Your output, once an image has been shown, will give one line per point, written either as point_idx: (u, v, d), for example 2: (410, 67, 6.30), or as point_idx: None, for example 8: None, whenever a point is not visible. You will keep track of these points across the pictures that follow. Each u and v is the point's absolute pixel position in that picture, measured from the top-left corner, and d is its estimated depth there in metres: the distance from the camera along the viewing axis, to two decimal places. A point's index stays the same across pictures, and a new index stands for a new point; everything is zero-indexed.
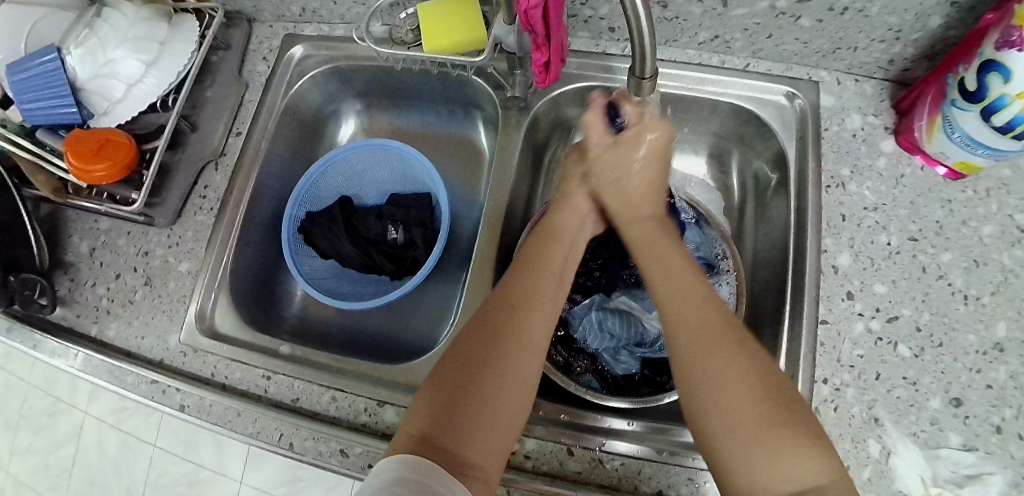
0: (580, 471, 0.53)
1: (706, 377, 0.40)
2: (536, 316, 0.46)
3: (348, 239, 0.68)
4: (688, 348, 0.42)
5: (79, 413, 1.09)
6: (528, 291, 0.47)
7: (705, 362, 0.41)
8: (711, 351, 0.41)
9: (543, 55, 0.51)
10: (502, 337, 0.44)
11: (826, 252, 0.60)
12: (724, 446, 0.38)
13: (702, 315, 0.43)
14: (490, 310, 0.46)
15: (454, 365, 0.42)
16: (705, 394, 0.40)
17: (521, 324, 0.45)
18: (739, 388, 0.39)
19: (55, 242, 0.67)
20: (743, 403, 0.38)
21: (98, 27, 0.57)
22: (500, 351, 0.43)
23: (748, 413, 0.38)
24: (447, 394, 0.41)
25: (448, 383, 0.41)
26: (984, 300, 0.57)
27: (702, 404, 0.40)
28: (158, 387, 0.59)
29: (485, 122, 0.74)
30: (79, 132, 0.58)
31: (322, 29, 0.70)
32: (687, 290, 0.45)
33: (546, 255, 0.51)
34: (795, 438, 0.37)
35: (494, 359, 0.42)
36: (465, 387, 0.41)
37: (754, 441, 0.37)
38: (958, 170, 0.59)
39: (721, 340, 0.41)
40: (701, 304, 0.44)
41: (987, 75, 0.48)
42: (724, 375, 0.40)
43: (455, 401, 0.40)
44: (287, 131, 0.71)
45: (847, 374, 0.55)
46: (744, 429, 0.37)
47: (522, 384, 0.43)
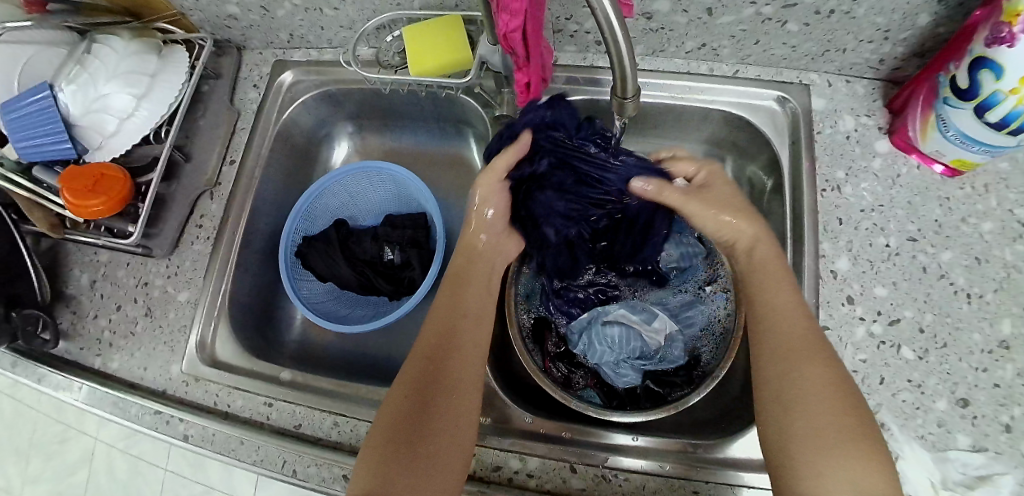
0: (584, 488, 0.52)
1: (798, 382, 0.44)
2: (462, 362, 0.50)
3: (344, 262, 0.68)
4: (778, 359, 0.46)
5: (89, 439, 1.10)
6: (451, 339, 0.51)
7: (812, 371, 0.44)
8: (807, 362, 0.45)
9: (525, 76, 0.52)
10: (431, 389, 0.47)
11: (824, 257, 0.59)
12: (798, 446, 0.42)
13: (798, 328, 0.47)
14: (420, 364, 0.49)
15: (391, 417, 0.46)
16: (790, 403, 0.43)
17: (446, 372, 0.49)
18: (827, 403, 0.42)
19: (56, 276, 0.68)
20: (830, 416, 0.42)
21: (89, 64, 0.59)
22: (428, 402, 0.47)
23: (835, 423, 0.41)
24: (385, 450, 0.45)
25: (383, 438, 0.45)
26: (987, 298, 0.56)
27: (793, 405, 0.43)
28: (162, 417, 0.59)
29: (477, 140, 0.74)
30: (74, 168, 0.58)
31: (311, 54, 0.71)
32: (792, 305, 0.48)
33: (463, 303, 0.54)
34: (867, 449, 0.41)
35: (423, 410, 0.46)
36: (405, 436, 0.45)
37: (830, 446, 0.41)
38: (954, 167, 0.58)
39: (812, 352, 0.45)
40: (798, 320, 0.47)
41: (979, 72, 0.48)
42: (813, 384, 0.43)
43: (397, 453, 0.44)
44: (281, 157, 0.71)
45: (851, 380, 0.55)
46: (822, 437, 0.41)
47: (453, 428, 0.46)
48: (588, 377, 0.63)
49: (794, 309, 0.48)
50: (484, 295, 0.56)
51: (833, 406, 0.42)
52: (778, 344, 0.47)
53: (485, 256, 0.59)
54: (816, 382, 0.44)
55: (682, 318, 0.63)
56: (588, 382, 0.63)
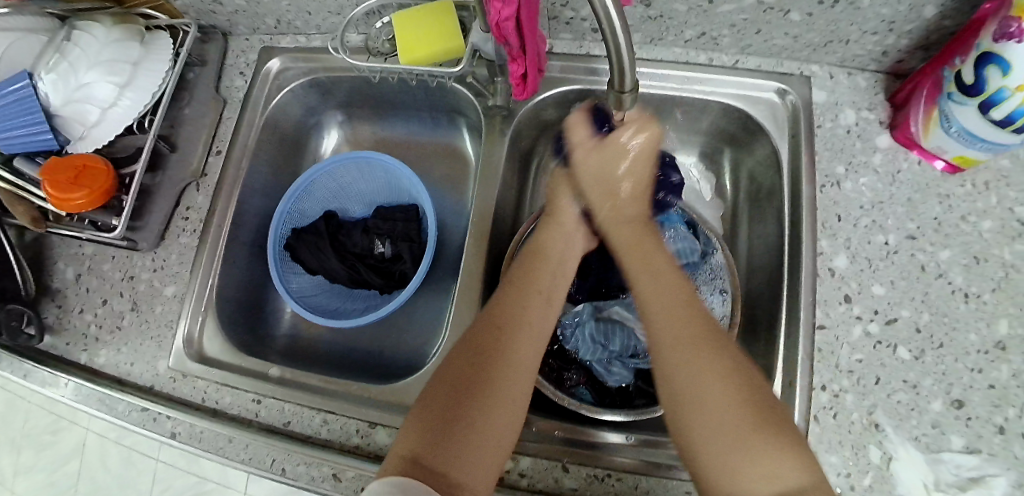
0: (576, 488, 0.51)
1: (689, 377, 0.41)
2: (521, 350, 0.46)
3: (334, 255, 0.67)
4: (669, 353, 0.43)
5: (82, 429, 1.09)
6: (517, 315, 0.48)
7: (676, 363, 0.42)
8: (694, 354, 0.42)
9: (519, 68, 0.50)
10: (493, 365, 0.44)
11: (822, 255, 0.58)
12: (703, 444, 0.39)
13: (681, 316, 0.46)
14: (485, 336, 0.46)
15: (446, 386, 0.43)
16: (687, 399, 0.41)
17: (510, 349, 0.46)
18: (726, 391, 0.40)
19: (40, 269, 0.66)
20: (724, 406, 0.39)
21: (69, 51, 0.57)
22: (490, 373, 0.44)
23: (728, 412, 0.39)
24: (437, 414, 0.42)
25: (437, 403, 0.42)
26: (985, 298, 0.55)
27: (683, 405, 0.41)
28: (149, 414, 0.58)
29: (470, 130, 0.72)
30: (55, 160, 0.57)
31: (300, 40, 0.69)
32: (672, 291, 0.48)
33: (533, 282, 0.52)
34: (772, 437, 0.38)
35: (485, 380, 0.43)
36: (458, 408, 0.42)
37: (735, 445, 0.38)
38: (956, 163, 0.57)
39: (702, 343, 0.43)
40: (681, 309, 0.46)
41: (985, 67, 0.46)
42: (699, 369, 0.41)
43: (448, 418, 0.41)
44: (269, 146, 0.69)
45: (846, 379, 0.54)
46: (723, 433, 0.39)
47: (512, 407, 0.43)
48: (581, 375, 0.61)
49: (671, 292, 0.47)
50: (553, 273, 0.54)
51: (728, 398, 0.40)
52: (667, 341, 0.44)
53: (560, 232, 0.57)
54: (703, 375, 0.41)
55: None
56: (581, 380, 0.61)
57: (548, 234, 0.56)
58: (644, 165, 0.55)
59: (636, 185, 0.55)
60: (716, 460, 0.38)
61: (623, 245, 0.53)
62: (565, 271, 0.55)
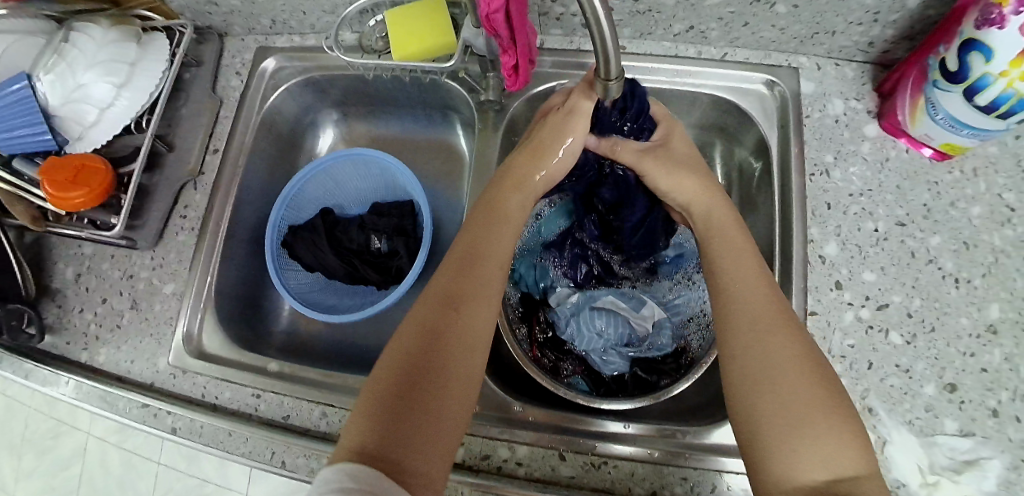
0: (573, 476, 0.52)
1: (771, 360, 0.41)
2: (472, 324, 0.45)
3: (331, 251, 0.68)
4: (749, 325, 0.43)
5: (83, 433, 1.10)
6: (470, 287, 0.47)
7: (758, 340, 0.42)
8: (774, 333, 0.42)
9: (511, 58, 0.51)
10: (445, 342, 0.44)
11: (813, 242, 0.59)
12: (768, 420, 0.39)
13: (759, 298, 0.45)
14: (433, 320, 0.45)
15: (397, 375, 0.41)
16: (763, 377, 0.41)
17: (458, 331, 0.44)
18: (802, 373, 0.40)
19: (40, 270, 0.67)
20: (802, 390, 0.39)
21: (66, 52, 0.57)
22: (444, 349, 0.43)
23: (805, 394, 0.39)
24: (390, 395, 0.40)
25: (388, 382, 0.41)
26: (975, 283, 0.56)
27: (760, 381, 0.41)
28: (149, 410, 0.59)
29: (464, 126, 0.73)
30: (55, 159, 0.57)
31: (294, 40, 0.70)
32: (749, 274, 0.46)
33: (484, 258, 0.49)
34: (838, 420, 0.39)
35: (438, 357, 0.43)
36: (410, 397, 0.40)
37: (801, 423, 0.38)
38: (944, 151, 0.58)
39: (782, 325, 0.43)
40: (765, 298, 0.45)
41: (968, 54, 0.47)
42: (786, 356, 0.41)
43: (401, 400, 0.40)
44: (265, 145, 0.70)
45: (839, 365, 0.55)
46: (789, 414, 0.39)
47: (463, 393, 0.43)
48: (576, 365, 0.63)
49: (754, 278, 0.46)
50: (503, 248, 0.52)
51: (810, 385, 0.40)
52: (750, 317, 0.44)
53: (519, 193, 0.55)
54: (785, 357, 0.41)
55: (670, 305, 0.63)
56: (576, 369, 0.62)
57: (502, 200, 0.54)
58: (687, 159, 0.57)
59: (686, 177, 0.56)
60: (779, 437, 0.38)
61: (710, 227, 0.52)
62: (519, 234, 0.54)
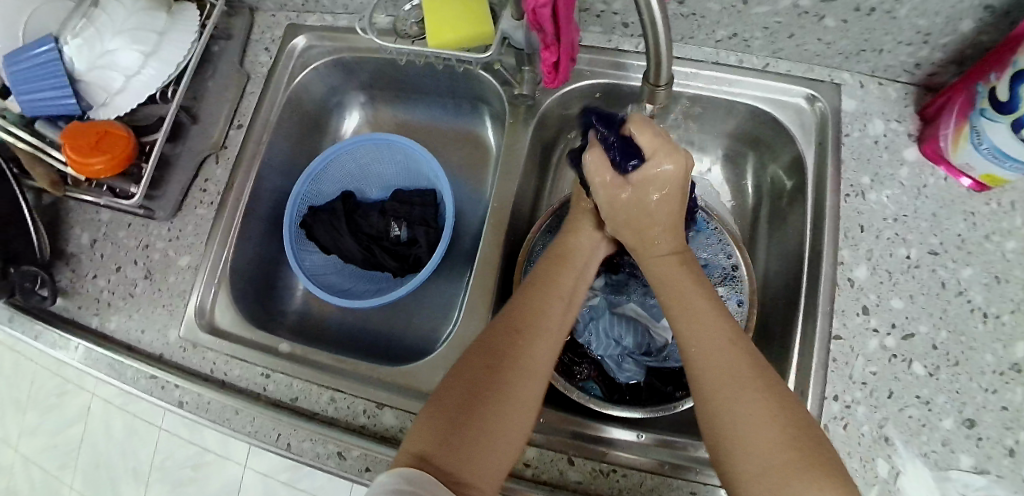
0: (580, 481, 0.52)
1: (738, 419, 0.39)
2: (537, 348, 0.46)
3: (349, 235, 0.67)
4: (701, 357, 0.43)
5: (88, 394, 1.11)
6: (535, 317, 0.48)
7: (727, 410, 0.39)
8: (729, 374, 0.41)
9: (552, 55, 0.50)
10: (509, 365, 0.44)
11: (842, 264, 0.57)
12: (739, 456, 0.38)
13: (723, 355, 0.42)
14: (499, 343, 0.46)
15: (459, 392, 0.42)
16: (732, 446, 0.38)
17: (525, 355, 0.45)
18: (748, 402, 0.39)
19: (56, 233, 0.67)
20: (776, 446, 0.37)
21: (96, 17, 0.55)
22: (508, 369, 0.44)
23: (753, 421, 0.38)
24: (450, 412, 0.41)
25: (452, 398, 0.42)
26: (1004, 319, 0.55)
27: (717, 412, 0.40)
28: (157, 382, 0.59)
29: (492, 118, 0.72)
30: (77, 124, 0.56)
31: (327, 18, 0.68)
32: (710, 327, 0.44)
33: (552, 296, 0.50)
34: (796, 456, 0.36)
35: (502, 377, 0.43)
36: (464, 413, 0.41)
37: (783, 479, 0.36)
38: (984, 181, 0.57)
39: (732, 359, 0.42)
40: (724, 345, 0.43)
41: (1020, 85, 0.46)
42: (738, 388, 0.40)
43: (460, 414, 0.41)
44: (290, 123, 0.69)
45: (858, 391, 0.54)
46: (771, 471, 0.36)
47: (520, 409, 0.43)
48: (591, 369, 0.62)
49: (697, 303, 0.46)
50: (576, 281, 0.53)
51: (781, 443, 0.37)
52: (697, 353, 0.43)
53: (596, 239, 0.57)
54: (735, 392, 0.40)
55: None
56: (591, 374, 0.61)
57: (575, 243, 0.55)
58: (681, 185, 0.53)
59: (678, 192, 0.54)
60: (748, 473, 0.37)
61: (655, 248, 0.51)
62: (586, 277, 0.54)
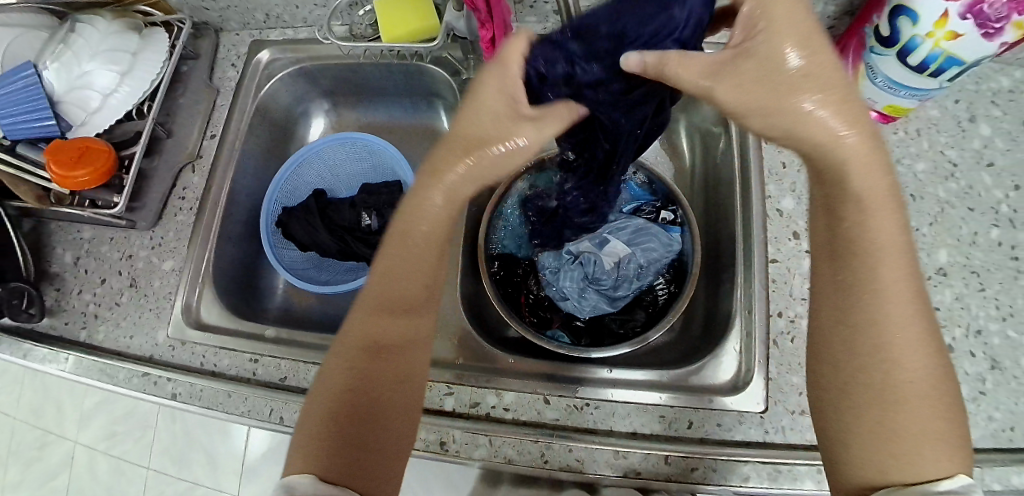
0: (558, 418, 0.55)
1: (904, 384, 0.40)
2: (407, 325, 0.49)
3: (324, 229, 0.71)
4: (898, 333, 0.41)
5: (69, 443, 1.11)
6: (396, 293, 0.49)
7: (898, 368, 0.41)
8: (914, 354, 0.41)
9: (488, 32, 0.55)
10: (379, 348, 0.47)
11: (769, 197, 0.63)
12: (895, 428, 0.40)
13: (910, 313, 0.41)
14: (361, 352, 0.47)
15: (340, 385, 0.46)
16: (897, 402, 0.40)
17: (396, 336, 0.48)
18: (922, 390, 0.40)
19: (38, 255, 0.69)
20: (924, 424, 0.39)
21: (72, 42, 0.61)
22: (382, 354, 0.47)
23: (923, 409, 0.40)
24: (343, 410, 0.45)
25: (340, 396, 0.46)
26: (923, 231, 0.61)
27: (884, 396, 0.40)
28: (149, 379, 0.61)
29: (447, 111, 0.77)
30: (56, 143, 0.60)
31: (287, 33, 0.73)
32: (899, 266, 0.42)
33: (419, 271, 0.48)
34: (942, 440, 0.39)
35: (378, 363, 0.47)
36: (351, 416, 0.45)
37: (914, 437, 0.39)
38: (888, 113, 0.64)
39: (920, 345, 0.41)
40: (909, 302, 0.41)
41: (899, 19, 0.53)
42: (925, 386, 0.40)
43: (350, 409, 0.45)
44: (259, 132, 0.74)
45: (800, 306, 0.58)
46: (914, 433, 0.39)
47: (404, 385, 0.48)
48: (559, 320, 0.68)
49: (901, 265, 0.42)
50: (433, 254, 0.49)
51: (931, 416, 0.40)
52: (892, 327, 0.41)
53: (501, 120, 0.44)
54: (918, 382, 0.40)
55: (635, 243, 0.66)
56: (557, 322, 0.68)
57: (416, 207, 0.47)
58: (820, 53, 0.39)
59: (811, 72, 0.39)
60: (891, 441, 0.39)
61: (861, 191, 0.41)
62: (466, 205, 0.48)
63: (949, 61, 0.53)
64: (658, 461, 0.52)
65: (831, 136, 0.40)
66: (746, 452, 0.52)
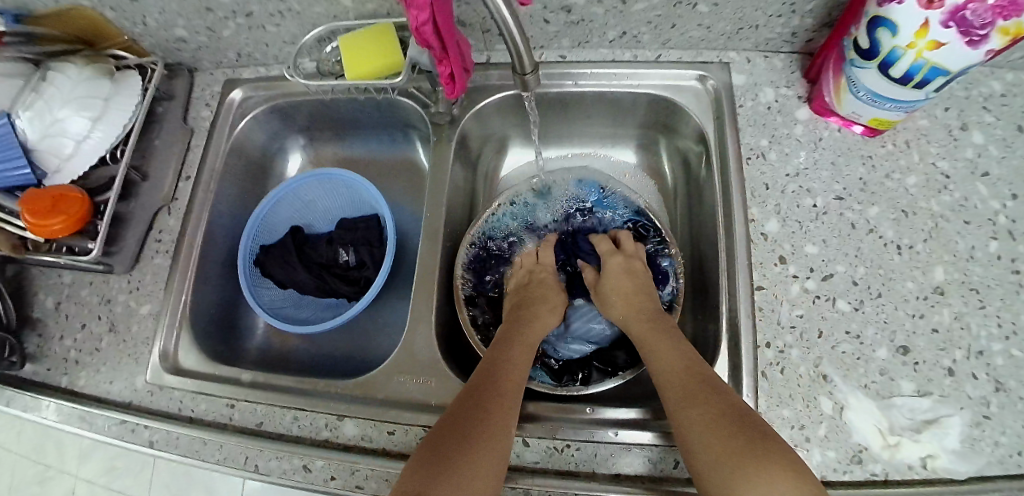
0: (537, 461, 0.53)
1: (697, 414, 0.47)
2: (508, 386, 0.52)
3: (301, 266, 0.70)
4: (682, 389, 0.50)
5: (70, 477, 1.10)
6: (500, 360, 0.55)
7: (680, 409, 0.48)
8: (688, 391, 0.49)
9: (447, 68, 0.54)
10: (484, 398, 0.50)
11: (753, 222, 0.61)
12: (704, 451, 0.45)
13: (680, 370, 0.51)
14: (464, 401, 0.50)
15: (443, 427, 0.48)
16: (687, 432, 0.47)
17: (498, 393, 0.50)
18: (710, 413, 0.46)
19: (21, 301, 0.69)
20: (725, 438, 0.45)
21: (44, 91, 0.62)
22: (485, 406, 0.49)
23: (717, 431, 0.45)
24: (442, 448, 0.46)
25: (442, 436, 0.47)
26: (918, 248, 0.58)
27: (683, 434, 0.47)
28: (127, 426, 0.60)
29: (423, 142, 0.76)
30: (33, 192, 0.60)
31: (261, 71, 0.74)
32: (671, 355, 0.53)
33: (508, 366, 0.54)
34: (752, 450, 0.43)
35: (484, 411, 0.49)
36: (448, 453, 0.45)
37: (724, 457, 0.44)
38: (873, 126, 0.61)
39: (696, 386, 0.49)
40: (678, 365, 0.52)
41: (876, 31, 0.51)
42: (713, 409, 0.47)
43: (449, 447, 0.46)
44: (235, 170, 0.74)
45: (790, 336, 0.56)
46: (717, 452, 0.44)
47: (498, 438, 0.47)
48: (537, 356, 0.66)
49: (670, 354, 0.53)
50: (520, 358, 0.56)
51: (730, 433, 0.45)
52: (668, 390, 0.50)
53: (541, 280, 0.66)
54: (702, 409, 0.47)
55: None
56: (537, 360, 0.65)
57: (526, 326, 0.60)
58: (626, 274, 0.64)
59: (624, 293, 0.62)
60: (707, 467, 0.45)
61: (636, 332, 0.58)
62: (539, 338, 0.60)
63: (933, 71, 0.50)
64: None
65: (644, 333, 0.57)
66: None
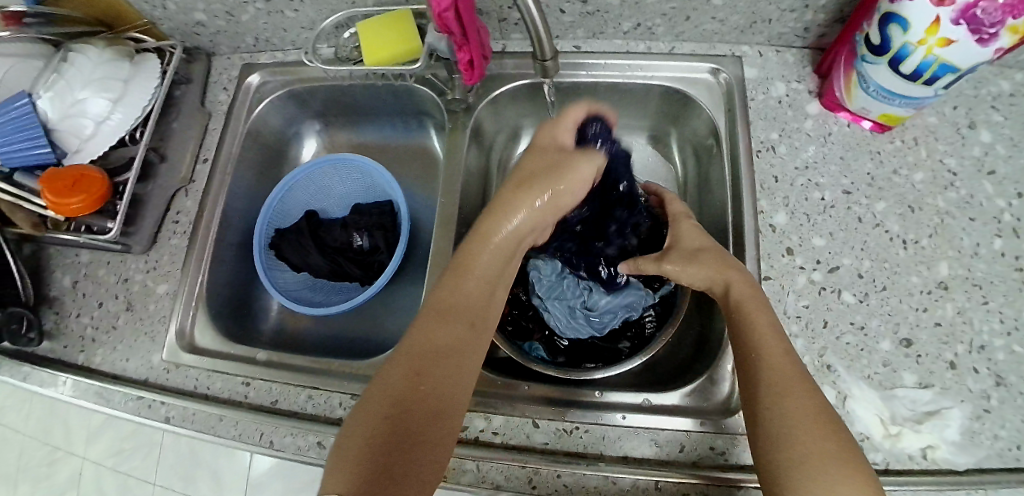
0: (547, 442, 0.54)
1: (796, 420, 0.43)
2: (455, 344, 0.47)
3: (316, 249, 0.71)
4: (781, 385, 0.45)
5: (78, 459, 1.12)
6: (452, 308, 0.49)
7: (783, 408, 0.44)
8: (792, 392, 0.45)
9: (466, 54, 0.55)
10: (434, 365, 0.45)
11: (762, 213, 0.62)
12: (800, 459, 0.41)
13: (781, 363, 0.47)
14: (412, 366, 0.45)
15: (390, 400, 0.43)
16: (788, 437, 0.42)
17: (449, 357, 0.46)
18: (809, 424, 0.43)
19: (39, 279, 0.70)
20: (823, 454, 0.41)
21: (64, 71, 0.63)
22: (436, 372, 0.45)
23: (818, 443, 0.42)
24: (396, 425, 0.42)
25: (391, 411, 0.42)
26: (923, 243, 0.59)
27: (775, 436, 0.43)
28: (143, 402, 0.61)
29: (436, 129, 0.77)
30: (53, 170, 0.61)
31: (277, 56, 0.74)
32: (771, 341, 0.48)
33: (473, 299, 0.50)
34: (851, 470, 0.40)
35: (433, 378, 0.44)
36: (403, 432, 0.41)
37: (820, 472, 0.40)
38: (882, 122, 0.62)
39: (796, 388, 0.45)
40: (779, 354, 0.47)
41: (888, 27, 0.52)
42: (813, 420, 0.43)
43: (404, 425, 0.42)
44: (251, 153, 0.75)
45: (795, 325, 0.57)
46: (814, 465, 0.41)
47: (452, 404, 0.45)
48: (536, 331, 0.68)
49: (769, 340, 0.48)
50: (487, 286, 0.52)
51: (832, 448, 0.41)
52: (765, 382, 0.46)
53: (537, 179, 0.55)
54: (803, 416, 0.43)
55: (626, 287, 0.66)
56: (537, 335, 0.68)
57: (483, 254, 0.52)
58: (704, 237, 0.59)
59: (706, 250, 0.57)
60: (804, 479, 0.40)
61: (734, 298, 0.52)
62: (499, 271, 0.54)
63: (942, 68, 0.51)
64: (648, 486, 0.51)
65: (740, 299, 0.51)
66: (741, 476, 0.51)
